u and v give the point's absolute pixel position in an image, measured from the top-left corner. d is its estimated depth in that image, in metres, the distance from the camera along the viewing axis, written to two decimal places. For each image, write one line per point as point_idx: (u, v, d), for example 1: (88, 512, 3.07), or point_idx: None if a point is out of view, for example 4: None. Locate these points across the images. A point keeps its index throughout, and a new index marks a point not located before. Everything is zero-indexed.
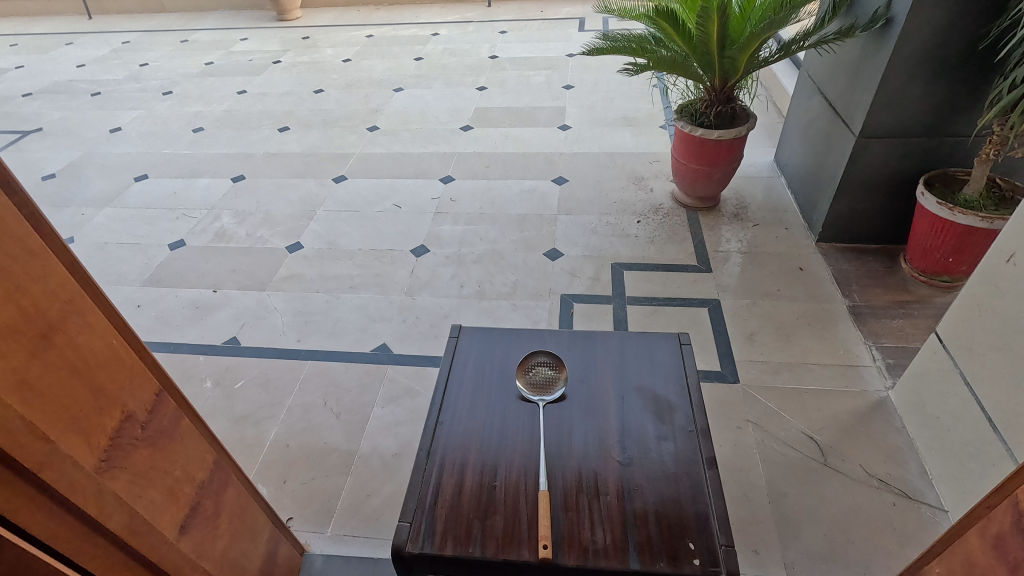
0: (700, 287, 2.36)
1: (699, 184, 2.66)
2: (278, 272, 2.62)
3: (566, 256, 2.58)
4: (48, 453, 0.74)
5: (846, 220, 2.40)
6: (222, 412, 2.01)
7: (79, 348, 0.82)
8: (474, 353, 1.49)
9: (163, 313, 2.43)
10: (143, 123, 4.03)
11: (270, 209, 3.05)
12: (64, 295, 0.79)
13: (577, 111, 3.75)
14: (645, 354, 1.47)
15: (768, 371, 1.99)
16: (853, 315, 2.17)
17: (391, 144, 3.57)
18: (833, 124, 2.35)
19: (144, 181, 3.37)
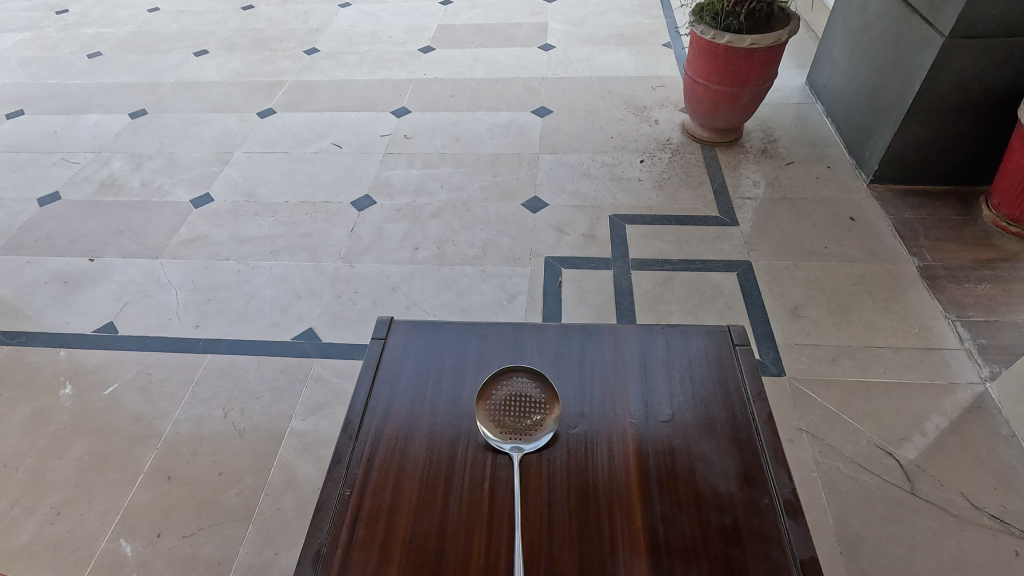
0: (724, 244, 1.82)
1: (722, 110, 2.07)
2: (178, 233, 2.01)
3: (551, 207, 2.01)
4: None
5: (912, 154, 1.86)
6: (82, 431, 1.46)
7: None
8: (409, 365, 0.94)
9: (19, 291, 1.84)
10: (26, 48, 3.26)
11: (175, 151, 2.40)
12: None
13: (562, 27, 3.08)
14: (678, 361, 0.93)
15: (824, 360, 1.48)
16: (925, 280, 1.66)
17: (333, 69, 2.88)
18: (905, 24, 1.77)
19: (18, 118, 2.67)
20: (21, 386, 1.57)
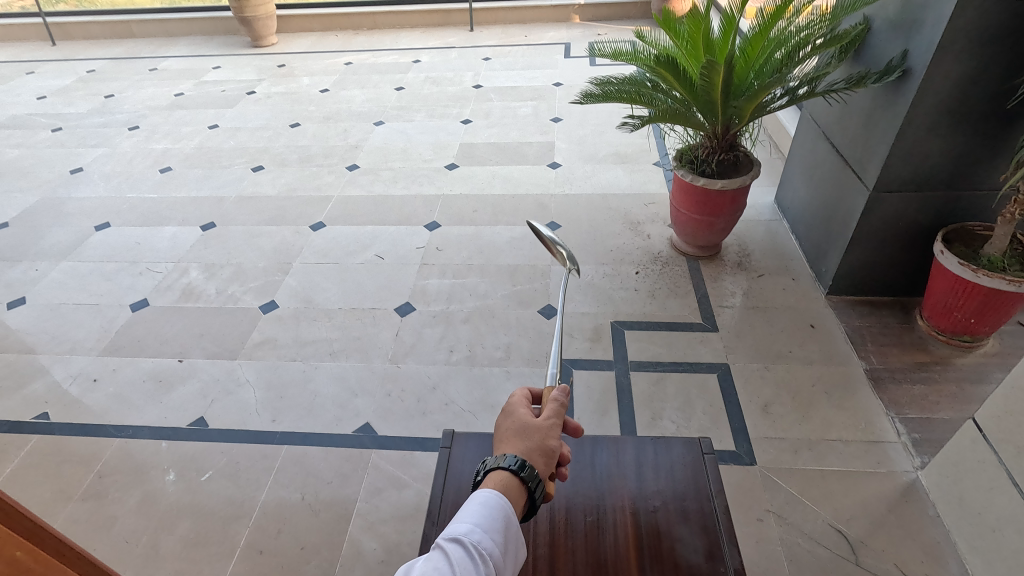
0: (706, 348, 2.20)
1: (702, 232, 2.51)
2: (251, 336, 2.41)
3: (562, 314, 2.41)
4: None
5: (858, 273, 2.27)
6: (185, 512, 1.79)
7: None
8: (469, 466, 1.30)
9: (121, 389, 2.21)
10: (106, 163, 3.79)
11: (242, 261, 2.84)
12: None
13: (567, 146, 3.61)
14: (664, 464, 1.29)
15: (788, 451, 1.83)
16: (871, 381, 2.02)
17: (372, 184, 3.38)
18: (843, 173, 2.23)
19: (106, 230, 3.13)
20: (131, 474, 1.91)
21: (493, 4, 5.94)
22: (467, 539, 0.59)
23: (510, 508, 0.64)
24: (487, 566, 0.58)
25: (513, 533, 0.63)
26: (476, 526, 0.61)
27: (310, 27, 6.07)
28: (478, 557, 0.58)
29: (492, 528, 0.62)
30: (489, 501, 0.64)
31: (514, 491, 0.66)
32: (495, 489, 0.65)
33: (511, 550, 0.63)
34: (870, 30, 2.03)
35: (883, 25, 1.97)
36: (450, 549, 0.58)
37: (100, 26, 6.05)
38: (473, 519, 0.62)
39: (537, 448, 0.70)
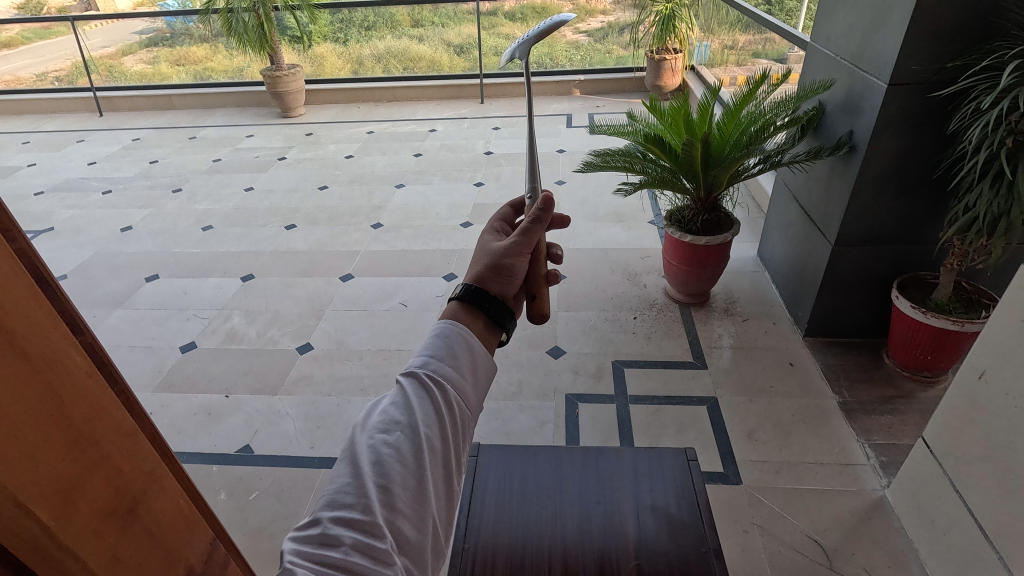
0: (697, 383, 2.47)
1: (691, 282, 2.83)
2: (289, 374, 2.69)
3: (568, 354, 2.69)
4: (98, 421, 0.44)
5: (829, 317, 2.57)
6: (236, 526, 2.02)
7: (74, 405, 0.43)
8: (492, 473, 1.58)
9: (175, 420, 2.47)
10: (153, 221, 4.19)
11: (279, 308, 3.16)
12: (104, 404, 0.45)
13: (570, 206, 4.00)
14: (656, 469, 1.55)
15: (770, 472, 2.07)
16: (844, 411, 2.28)
17: (394, 240, 3.75)
18: (811, 230, 2.57)
19: (155, 281, 3.48)
20: None
21: (501, 79, 6.57)
22: (422, 368, 0.67)
23: (468, 335, 0.71)
24: (445, 391, 0.66)
25: (475, 356, 0.70)
26: (430, 357, 0.68)
27: (335, 99, 6.69)
28: (434, 381, 0.66)
29: (447, 355, 0.68)
30: (444, 331, 0.70)
31: (466, 316, 0.73)
32: (449, 320, 0.72)
33: (477, 374, 0.70)
34: (823, 112, 2.42)
35: (833, 109, 2.37)
36: (406, 381, 0.66)
37: (143, 99, 6.66)
38: (431, 350, 0.69)
39: (486, 268, 0.79)
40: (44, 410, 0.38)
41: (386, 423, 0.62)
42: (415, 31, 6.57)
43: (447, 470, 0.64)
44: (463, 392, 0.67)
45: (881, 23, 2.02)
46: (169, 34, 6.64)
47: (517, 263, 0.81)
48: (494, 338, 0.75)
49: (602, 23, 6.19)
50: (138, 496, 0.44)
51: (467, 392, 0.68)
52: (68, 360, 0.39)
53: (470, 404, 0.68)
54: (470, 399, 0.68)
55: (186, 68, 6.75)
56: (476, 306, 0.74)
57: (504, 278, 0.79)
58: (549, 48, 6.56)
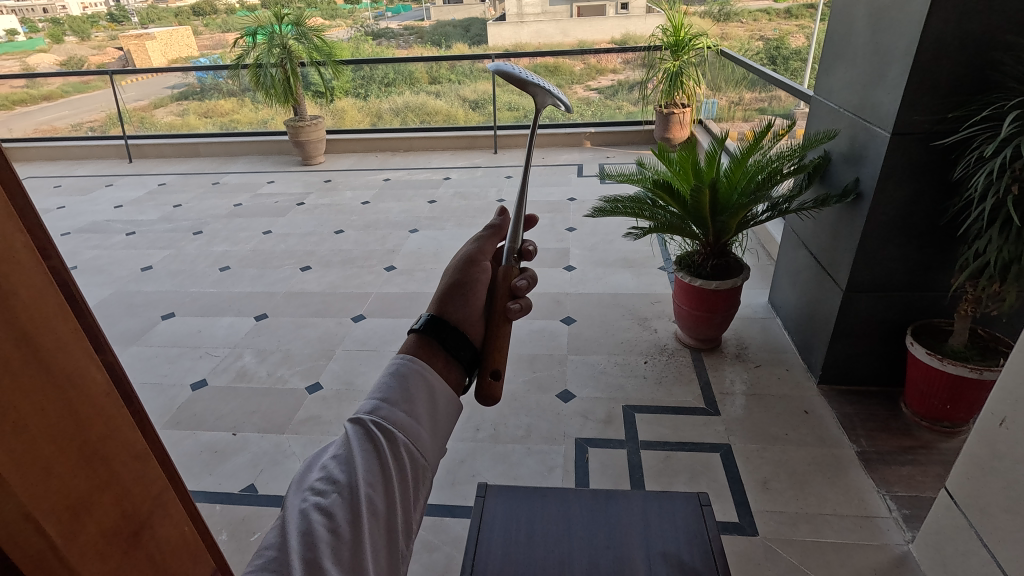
0: (709, 430, 2.42)
1: (701, 327, 2.82)
2: (297, 414, 2.68)
3: (578, 398, 2.66)
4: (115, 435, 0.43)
5: (843, 364, 2.53)
6: (235, 569, 1.97)
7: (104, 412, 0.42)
8: (499, 516, 1.53)
9: (181, 458, 2.46)
10: (173, 262, 4.29)
11: (291, 348, 3.18)
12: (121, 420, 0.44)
13: (580, 252, 4.05)
14: (667, 515, 1.50)
15: (787, 523, 1.99)
16: (862, 462, 2.21)
17: (406, 283, 3.80)
18: (821, 277, 2.58)
19: (170, 319, 3.53)
20: None
21: (514, 130, 6.80)
22: (369, 416, 0.63)
23: (424, 374, 0.67)
24: (392, 441, 0.62)
25: (432, 399, 0.66)
26: (381, 402, 0.64)
27: (354, 148, 6.95)
28: (383, 431, 0.62)
29: (401, 399, 0.65)
30: (398, 371, 0.67)
31: (422, 351, 0.70)
32: (404, 358, 0.69)
33: (435, 418, 0.66)
34: (828, 161, 2.48)
35: (838, 158, 2.42)
36: (353, 430, 0.62)
37: (171, 147, 6.95)
38: (383, 394, 0.65)
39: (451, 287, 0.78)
40: (60, 431, 0.39)
41: (324, 483, 0.59)
42: (432, 88, 6.87)
43: (390, 533, 0.59)
44: (415, 441, 0.63)
45: (880, 78, 2.11)
46: (200, 89, 6.99)
47: (477, 277, 0.79)
48: (456, 375, 0.72)
49: (611, 81, 6.61)
50: (143, 519, 0.45)
51: (420, 441, 0.64)
52: (85, 379, 0.40)
53: (425, 454, 0.64)
54: (424, 447, 0.64)
55: (214, 120, 7.08)
56: (433, 339, 0.71)
57: (463, 300, 0.77)
58: (562, 104, 6.79)
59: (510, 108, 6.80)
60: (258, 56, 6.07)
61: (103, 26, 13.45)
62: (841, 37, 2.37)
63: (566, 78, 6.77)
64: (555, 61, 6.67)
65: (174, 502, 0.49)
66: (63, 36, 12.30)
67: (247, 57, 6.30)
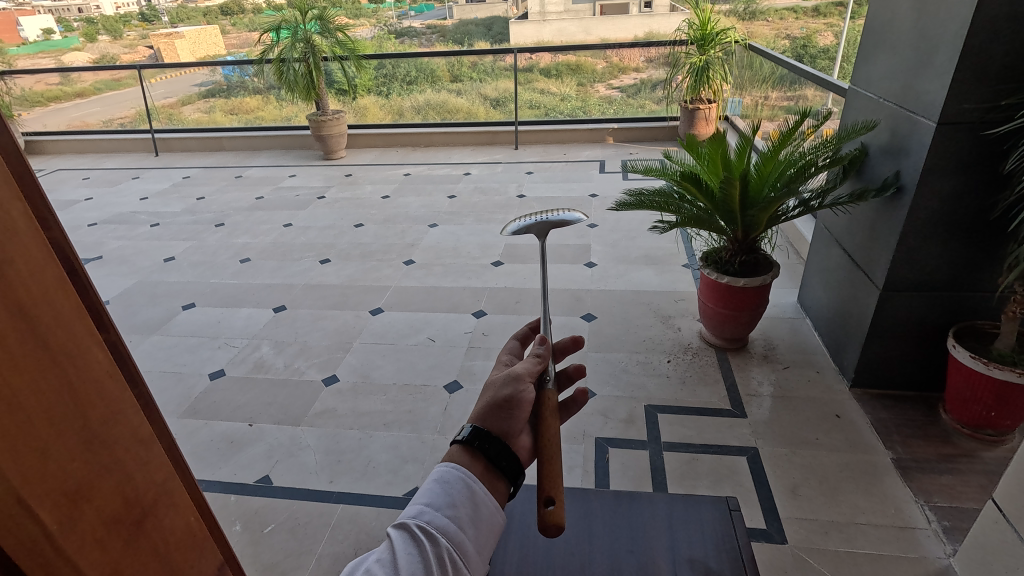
0: (735, 433, 2.33)
1: (727, 326, 2.72)
2: (313, 406, 2.65)
3: (598, 396, 2.59)
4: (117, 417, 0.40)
5: (878, 367, 2.42)
6: (248, 560, 1.94)
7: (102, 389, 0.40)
8: (517, 516, 1.47)
9: (197, 447, 2.45)
10: (195, 253, 4.32)
11: (308, 340, 3.16)
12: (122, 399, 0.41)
13: (602, 249, 3.97)
14: (694, 519, 1.43)
15: (818, 532, 1.90)
16: (899, 470, 2.10)
17: (425, 277, 3.76)
18: (856, 276, 2.47)
19: (190, 310, 3.54)
20: None
21: (535, 126, 6.73)
22: (413, 520, 0.60)
23: (469, 481, 0.64)
24: (436, 546, 0.58)
25: (476, 505, 0.63)
26: (425, 506, 0.61)
27: (374, 143, 6.96)
28: (425, 535, 0.59)
29: (446, 504, 0.62)
30: (444, 475, 0.64)
31: (466, 456, 0.66)
32: (448, 462, 0.66)
33: (479, 527, 0.62)
34: (867, 154, 2.38)
35: (877, 150, 2.32)
36: (396, 535, 0.59)
37: (196, 141, 7.03)
38: (428, 498, 0.62)
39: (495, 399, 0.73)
40: (60, 410, 0.36)
41: None
42: (453, 86, 6.84)
43: None
44: (458, 547, 0.59)
45: (926, 65, 1.99)
46: (226, 86, 7.05)
47: (521, 392, 0.74)
48: (502, 486, 0.66)
49: (634, 79, 6.52)
50: (147, 507, 0.43)
51: (464, 549, 0.60)
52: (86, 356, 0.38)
53: (468, 564, 0.59)
54: (468, 557, 0.60)
55: (239, 117, 7.15)
56: (477, 446, 0.67)
57: (507, 412, 0.72)
58: (583, 102, 6.71)
59: (531, 106, 6.74)
60: (282, 51, 6.11)
61: (135, 25, 13.77)
62: (882, 23, 2.26)
63: (588, 76, 6.66)
64: (576, 58, 6.60)
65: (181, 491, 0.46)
66: (97, 35, 12.58)
67: (271, 53, 6.34)
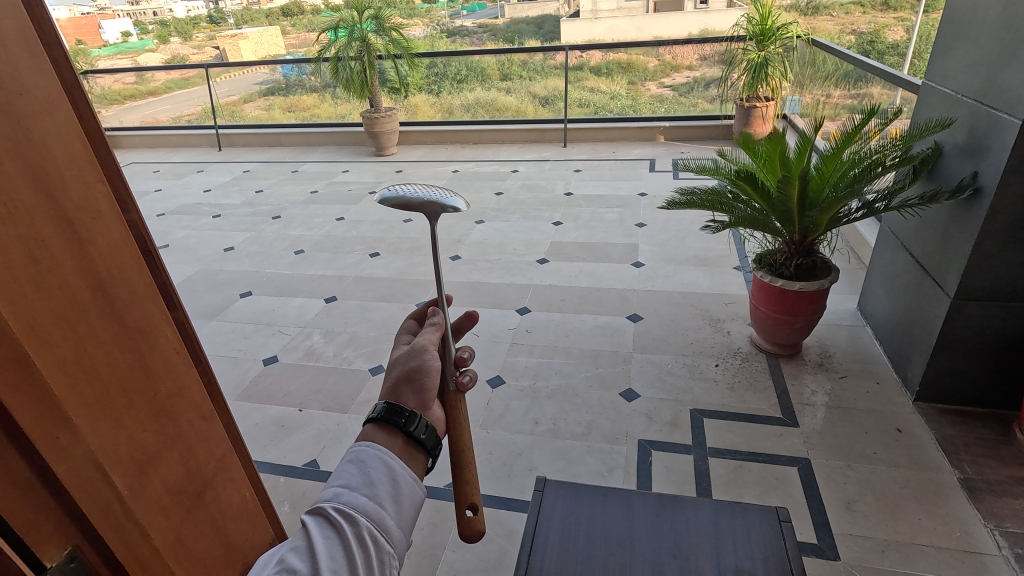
0: (786, 442, 2.24)
1: (780, 332, 2.62)
2: (360, 394, 2.72)
3: (642, 398, 2.55)
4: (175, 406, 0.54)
5: (945, 380, 2.28)
6: None
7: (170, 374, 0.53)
8: (558, 514, 1.46)
9: (251, 429, 2.55)
10: (253, 244, 4.51)
11: (357, 330, 3.24)
12: (185, 389, 0.55)
13: (650, 248, 3.90)
14: (740, 528, 1.38)
15: (874, 550, 1.81)
16: (966, 490, 1.97)
17: (470, 272, 3.79)
18: (924, 283, 2.33)
19: (247, 298, 3.70)
20: None
21: (585, 123, 6.67)
22: (329, 503, 0.58)
23: (388, 458, 0.63)
24: (354, 526, 0.57)
25: (396, 481, 0.62)
26: (341, 488, 0.59)
27: (425, 140, 7.07)
28: (342, 516, 0.57)
29: (363, 483, 0.60)
30: (360, 454, 0.62)
31: (383, 436, 0.64)
32: (364, 443, 0.64)
33: (399, 502, 0.61)
34: (941, 153, 2.25)
35: (953, 149, 2.19)
36: (311, 520, 0.57)
37: (256, 137, 7.33)
38: (344, 479, 0.60)
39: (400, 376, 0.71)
40: (137, 392, 0.50)
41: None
42: (503, 84, 6.86)
43: None
44: (380, 524, 0.58)
45: (1012, 58, 1.86)
46: (285, 84, 7.29)
47: (426, 362, 0.72)
48: (419, 460, 0.66)
49: (687, 78, 6.39)
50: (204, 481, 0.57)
51: (386, 525, 0.59)
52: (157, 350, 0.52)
53: (390, 539, 0.59)
54: (390, 533, 0.59)
55: (296, 114, 7.41)
56: (392, 423, 0.66)
57: (416, 385, 0.70)
58: (633, 100, 6.61)
59: (581, 105, 6.69)
60: (338, 50, 6.28)
61: (203, 27, 14.47)
62: (963, 14, 2.12)
63: (639, 75, 6.55)
64: (628, 56, 6.51)
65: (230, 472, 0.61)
66: (168, 35, 13.30)
67: (327, 52, 6.53)
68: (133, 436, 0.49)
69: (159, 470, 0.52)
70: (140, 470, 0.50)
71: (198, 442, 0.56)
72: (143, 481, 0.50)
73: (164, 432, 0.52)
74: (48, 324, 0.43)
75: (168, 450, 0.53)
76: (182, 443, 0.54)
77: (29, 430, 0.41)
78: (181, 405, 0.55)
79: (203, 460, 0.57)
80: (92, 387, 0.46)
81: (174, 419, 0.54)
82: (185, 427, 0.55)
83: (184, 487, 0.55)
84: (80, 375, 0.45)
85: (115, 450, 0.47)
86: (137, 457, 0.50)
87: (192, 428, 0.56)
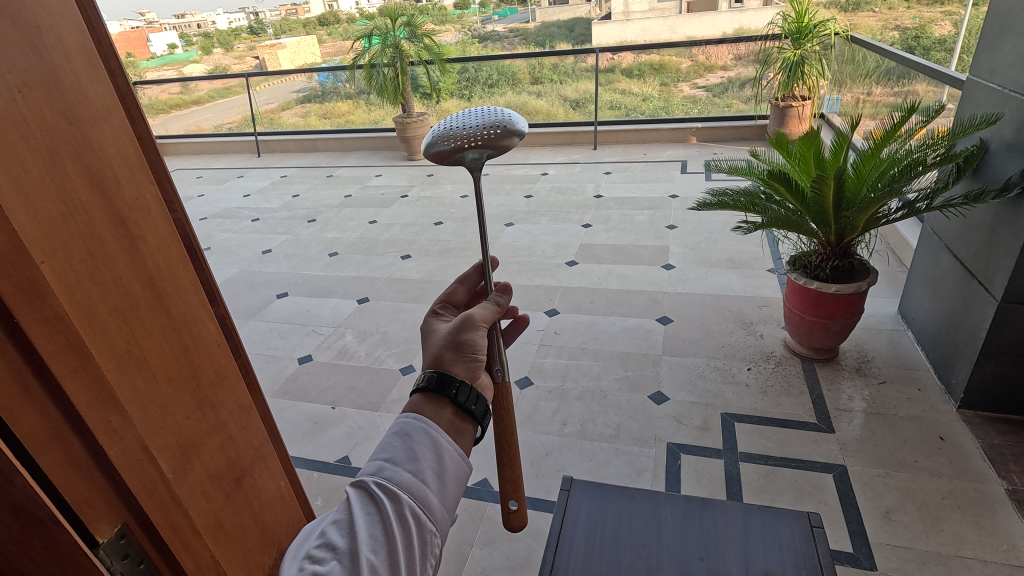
0: (821, 449, 2.18)
1: (815, 335, 2.56)
2: (391, 393, 2.78)
3: (671, 400, 2.53)
4: (214, 395, 0.57)
5: (992, 386, 2.19)
6: None
7: (209, 365, 0.57)
8: (584, 515, 1.46)
9: (286, 425, 2.63)
10: (290, 246, 4.64)
11: (389, 331, 3.31)
12: (223, 378, 0.59)
13: (681, 250, 3.86)
14: (771, 533, 1.36)
15: (914, 561, 1.75)
16: (1014, 502, 1.89)
17: (500, 274, 3.82)
18: (970, 285, 2.25)
19: (284, 298, 3.81)
20: None
21: (616, 126, 6.64)
22: (372, 477, 0.60)
23: (432, 432, 0.64)
24: (396, 502, 0.59)
25: (441, 457, 0.63)
26: (384, 464, 0.61)
27: None
28: (384, 492, 0.59)
29: (407, 458, 0.61)
30: (405, 428, 0.63)
31: (431, 408, 0.66)
32: (410, 415, 0.65)
33: (443, 479, 0.62)
34: (986, 151, 2.17)
35: (999, 146, 2.11)
36: (354, 494, 0.59)
37: (294, 143, 7.60)
38: (388, 454, 0.62)
39: (450, 347, 0.71)
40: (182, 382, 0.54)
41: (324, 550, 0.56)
42: (533, 87, 6.89)
43: None
44: (422, 502, 0.60)
45: None
46: (321, 92, 7.48)
47: (476, 337, 0.72)
48: (468, 431, 0.67)
49: (721, 78, 6.31)
50: (242, 470, 0.61)
51: (429, 502, 0.60)
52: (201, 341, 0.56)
53: (432, 517, 0.60)
54: (432, 510, 0.60)
55: (332, 120, 7.59)
56: (442, 394, 0.67)
57: (469, 358, 0.71)
58: (665, 102, 6.56)
59: (612, 107, 6.65)
60: (372, 57, 6.41)
61: (245, 38, 15.00)
62: (1011, 6, 2.04)
63: (671, 76, 6.49)
64: (660, 57, 6.45)
65: (264, 462, 0.65)
66: (210, 46, 13.77)
67: (362, 59, 6.67)
68: (174, 423, 0.52)
69: (201, 454, 0.55)
70: (184, 456, 0.53)
71: (235, 432, 0.60)
72: (185, 468, 0.53)
73: (204, 420, 0.56)
74: (101, 315, 0.46)
75: (209, 438, 0.56)
76: (221, 432, 0.58)
77: (84, 413, 0.44)
78: (221, 395, 0.58)
79: (238, 448, 0.60)
80: (143, 375, 0.49)
81: (213, 408, 0.57)
82: (223, 418, 0.58)
83: (222, 473, 0.58)
84: (131, 362, 0.48)
85: (158, 434, 0.51)
86: (179, 444, 0.53)
87: (229, 416, 0.59)
